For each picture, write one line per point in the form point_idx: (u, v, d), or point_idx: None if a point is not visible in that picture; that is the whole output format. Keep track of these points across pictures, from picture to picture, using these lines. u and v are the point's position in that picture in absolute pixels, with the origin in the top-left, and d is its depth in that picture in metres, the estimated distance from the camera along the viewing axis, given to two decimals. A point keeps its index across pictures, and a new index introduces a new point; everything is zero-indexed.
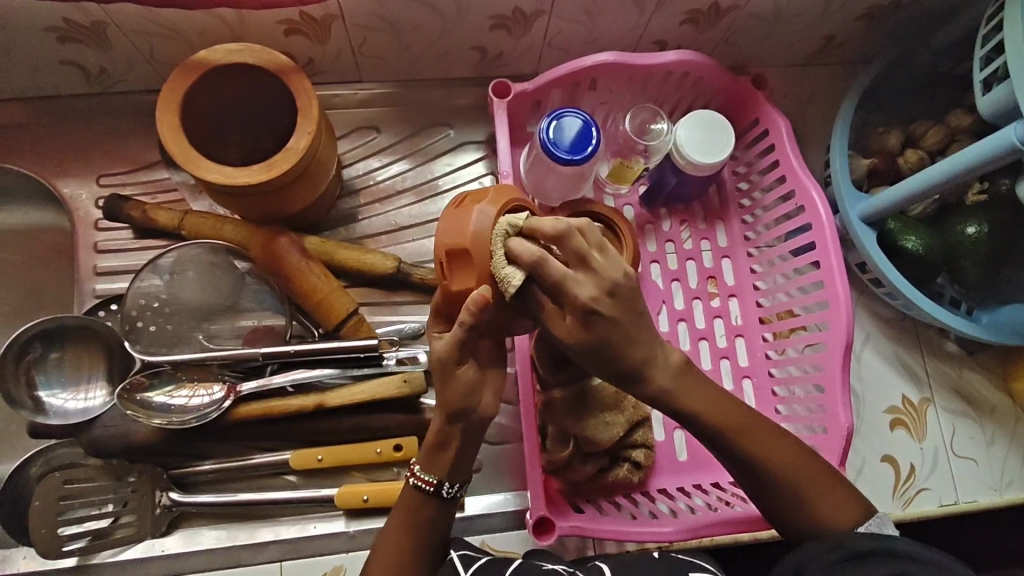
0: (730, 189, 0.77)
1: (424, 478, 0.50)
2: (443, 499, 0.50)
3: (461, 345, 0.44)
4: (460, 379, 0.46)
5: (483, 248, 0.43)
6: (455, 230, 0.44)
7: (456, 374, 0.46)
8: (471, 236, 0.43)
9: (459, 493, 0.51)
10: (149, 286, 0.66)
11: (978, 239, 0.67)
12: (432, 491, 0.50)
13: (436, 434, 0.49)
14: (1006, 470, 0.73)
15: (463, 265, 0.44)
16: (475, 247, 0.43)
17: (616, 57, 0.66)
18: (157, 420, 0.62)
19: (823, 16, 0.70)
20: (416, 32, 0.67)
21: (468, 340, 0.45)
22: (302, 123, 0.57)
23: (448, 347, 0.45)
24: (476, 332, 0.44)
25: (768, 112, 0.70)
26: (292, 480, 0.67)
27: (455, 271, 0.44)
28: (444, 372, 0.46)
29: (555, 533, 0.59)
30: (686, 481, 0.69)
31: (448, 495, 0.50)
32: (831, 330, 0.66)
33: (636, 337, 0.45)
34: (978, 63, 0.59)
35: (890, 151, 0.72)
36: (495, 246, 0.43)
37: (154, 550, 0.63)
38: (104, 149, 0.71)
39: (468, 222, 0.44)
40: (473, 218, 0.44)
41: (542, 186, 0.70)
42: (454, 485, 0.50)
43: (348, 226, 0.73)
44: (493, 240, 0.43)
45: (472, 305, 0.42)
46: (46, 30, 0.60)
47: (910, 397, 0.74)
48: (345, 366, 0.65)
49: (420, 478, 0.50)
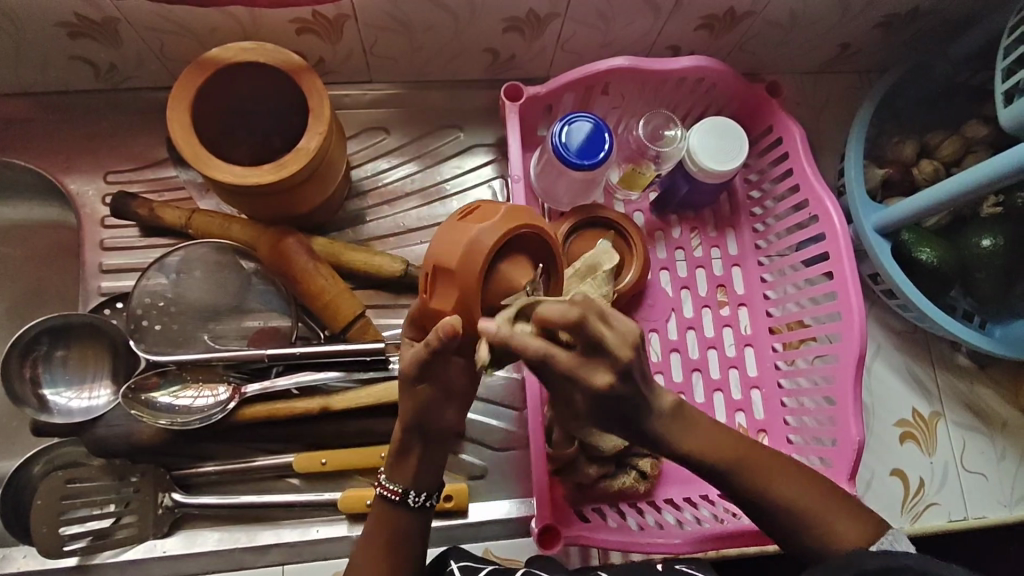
0: (742, 196, 0.76)
1: (389, 487, 0.50)
2: (411, 507, 0.50)
3: (423, 362, 0.43)
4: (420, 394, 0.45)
5: (470, 268, 0.42)
6: (449, 242, 0.43)
7: (419, 390, 0.45)
8: (456, 258, 0.42)
9: (427, 501, 0.50)
10: (155, 285, 0.65)
11: (993, 252, 0.66)
12: (398, 501, 0.49)
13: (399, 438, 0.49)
14: (1017, 486, 0.72)
15: (447, 283, 0.43)
16: (461, 270, 0.42)
17: (630, 61, 0.66)
18: (162, 421, 0.62)
19: (840, 23, 0.69)
20: (429, 33, 0.66)
21: (434, 359, 0.43)
22: (313, 124, 0.56)
23: (410, 361, 0.44)
24: (443, 355, 0.43)
25: (782, 120, 0.70)
26: (295, 483, 0.66)
27: (439, 287, 0.44)
28: (410, 383, 0.45)
29: (560, 542, 0.58)
30: (694, 491, 0.68)
31: (415, 503, 0.50)
32: (843, 340, 0.65)
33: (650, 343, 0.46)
34: (1000, 74, 0.59)
35: (905, 161, 0.71)
36: (481, 271, 0.42)
37: (155, 551, 0.62)
38: (112, 146, 0.71)
39: (462, 244, 0.43)
40: (466, 243, 0.42)
41: (553, 190, 0.69)
42: (420, 493, 0.50)
43: (357, 227, 0.72)
44: (479, 267, 0.42)
45: (438, 331, 0.41)
46: (56, 25, 0.60)
47: (920, 410, 0.74)
48: (350, 370, 0.65)
49: (386, 488, 0.50)
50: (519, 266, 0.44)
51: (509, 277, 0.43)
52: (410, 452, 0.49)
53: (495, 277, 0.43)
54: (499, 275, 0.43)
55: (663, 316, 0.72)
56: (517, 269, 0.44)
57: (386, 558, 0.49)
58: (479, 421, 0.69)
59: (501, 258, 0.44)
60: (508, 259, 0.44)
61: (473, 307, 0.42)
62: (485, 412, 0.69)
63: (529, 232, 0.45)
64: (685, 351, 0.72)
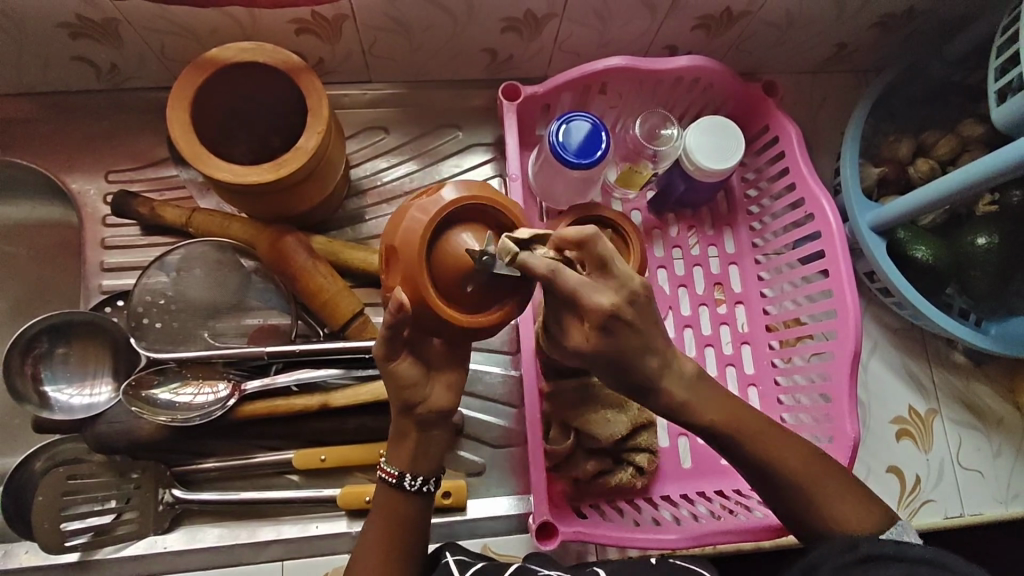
0: (738, 195, 0.77)
1: (387, 469, 0.50)
2: (409, 491, 0.50)
3: (389, 341, 0.46)
4: (401, 374, 0.47)
5: (410, 246, 0.44)
6: (397, 226, 0.46)
7: (397, 369, 0.47)
8: (398, 236, 0.45)
9: (425, 487, 0.51)
10: (155, 283, 0.66)
11: (988, 250, 0.66)
12: (395, 484, 0.50)
13: (396, 424, 0.50)
14: (1013, 482, 0.72)
15: (397, 263, 0.46)
16: (403, 247, 0.45)
17: (626, 61, 0.66)
18: (162, 417, 0.62)
19: (836, 22, 0.69)
20: (427, 33, 0.67)
21: (396, 336, 0.46)
22: (312, 123, 0.57)
23: (379, 340, 0.46)
24: (404, 331, 0.45)
25: (778, 119, 0.70)
26: (295, 479, 0.66)
27: (393, 268, 0.46)
28: (387, 364, 0.47)
29: (557, 538, 0.59)
30: (689, 488, 0.69)
31: (413, 488, 0.50)
32: (839, 338, 0.66)
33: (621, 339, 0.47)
34: (993, 74, 0.59)
35: (901, 160, 0.71)
36: (422, 246, 0.44)
37: (156, 547, 0.63)
38: (112, 145, 0.71)
39: (405, 221, 0.45)
40: (408, 220, 0.45)
41: (550, 189, 0.70)
42: (416, 478, 0.50)
43: (355, 226, 0.72)
44: (416, 241, 0.44)
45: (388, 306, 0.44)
46: (58, 26, 0.61)
47: (916, 408, 0.74)
48: (351, 367, 0.66)
49: (384, 471, 0.51)
50: (467, 233, 0.45)
51: (454, 248, 0.44)
52: (405, 433, 0.50)
53: (437, 250, 0.45)
54: (446, 248, 0.44)
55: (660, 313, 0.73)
56: (466, 238, 0.45)
57: (390, 555, 0.49)
58: (477, 418, 0.69)
59: (449, 231, 0.45)
60: (453, 230, 0.45)
61: (422, 281, 0.44)
62: (483, 409, 0.70)
63: (479, 205, 0.46)
64: (682, 349, 0.72)
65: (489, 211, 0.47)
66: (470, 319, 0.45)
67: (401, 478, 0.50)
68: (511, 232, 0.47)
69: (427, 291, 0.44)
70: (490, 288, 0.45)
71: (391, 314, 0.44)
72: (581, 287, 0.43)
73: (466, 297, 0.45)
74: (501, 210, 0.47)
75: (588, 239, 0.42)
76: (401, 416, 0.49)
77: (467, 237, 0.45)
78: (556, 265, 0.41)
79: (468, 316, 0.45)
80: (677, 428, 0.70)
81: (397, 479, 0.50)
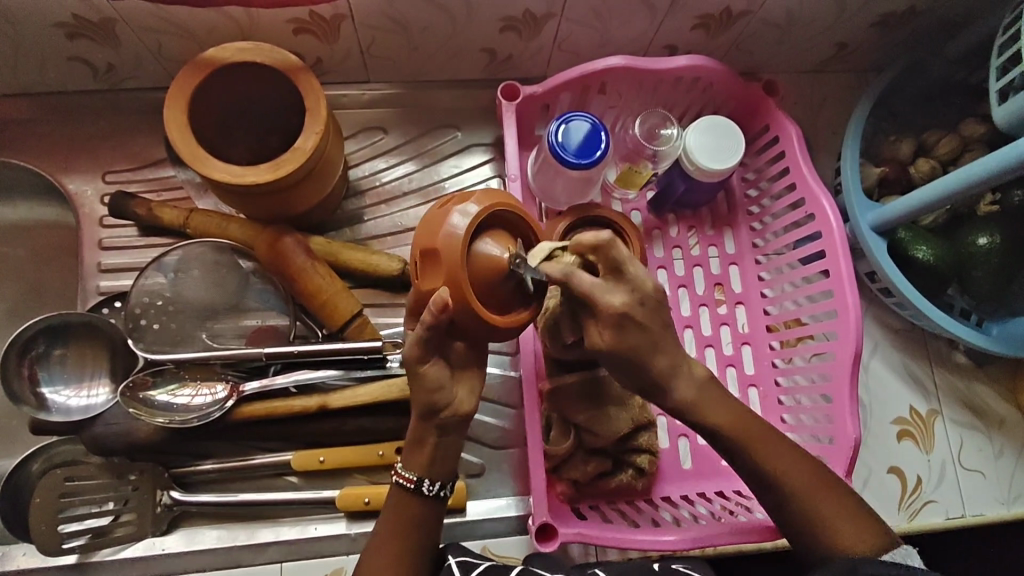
0: (739, 195, 0.77)
1: (405, 474, 0.50)
2: (426, 496, 0.51)
3: (424, 344, 0.47)
4: (427, 377, 0.47)
5: (451, 253, 0.45)
6: (431, 233, 0.47)
7: (423, 372, 0.47)
8: (439, 241, 0.46)
9: (441, 492, 0.51)
10: (153, 284, 0.66)
11: (990, 250, 0.66)
12: (413, 489, 0.50)
13: (414, 431, 0.50)
14: (1014, 483, 0.72)
15: (433, 268, 0.47)
16: (444, 254, 0.45)
17: (625, 61, 0.66)
18: (159, 419, 0.62)
19: (837, 22, 0.69)
20: (425, 33, 0.67)
21: (431, 339, 0.47)
22: (311, 122, 0.57)
23: (412, 343, 0.47)
24: (440, 333, 0.46)
25: (778, 118, 0.70)
26: (293, 481, 0.66)
27: (429, 272, 0.47)
28: (414, 367, 0.47)
29: (557, 540, 0.59)
30: (691, 489, 0.69)
31: (430, 493, 0.51)
32: (839, 338, 0.65)
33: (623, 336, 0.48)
34: (994, 73, 0.59)
35: (901, 160, 0.71)
36: (463, 254, 0.45)
37: (154, 549, 0.62)
38: (110, 146, 0.71)
39: (444, 228, 0.46)
40: (448, 227, 0.46)
41: (550, 190, 0.70)
42: (434, 483, 0.51)
43: (355, 227, 0.72)
44: (461, 249, 0.45)
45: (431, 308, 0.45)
46: (55, 26, 0.60)
47: (918, 408, 0.74)
48: (348, 368, 0.65)
49: (400, 476, 0.51)
50: (499, 240, 0.47)
51: (490, 255, 0.46)
52: (424, 438, 0.50)
53: (478, 256, 0.46)
54: (483, 255, 0.46)
55: None
56: (498, 245, 0.46)
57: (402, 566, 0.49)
58: (477, 420, 0.69)
59: (482, 238, 0.46)
60: (490, 238, 0.46)
61: (466, 288, 0.45)
62: (482, 410, 0.69)
63: (503, 210, 0.48)
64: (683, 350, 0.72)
65: (511, 217, 0.49)
66: (505, 321, 0.47)
67: (417, 484, 0.50)
68: (528, 236, 0.50)
69: (469, 297, 0.45)
70: (524, 289, 0.48)
71: (433, 318, 0.45)
72: (594, 290, 0.46)
73: (501, 300, 0.47)
74: (520, 215, 0.49)
75: (601, 246, 0.46)
76: (421, 422, 0.49)
77: (500, 244, 0.46)
78: (568, 269, 0.45)
79: (504, 318, 0.47)
80: (677, 429, 0.70)
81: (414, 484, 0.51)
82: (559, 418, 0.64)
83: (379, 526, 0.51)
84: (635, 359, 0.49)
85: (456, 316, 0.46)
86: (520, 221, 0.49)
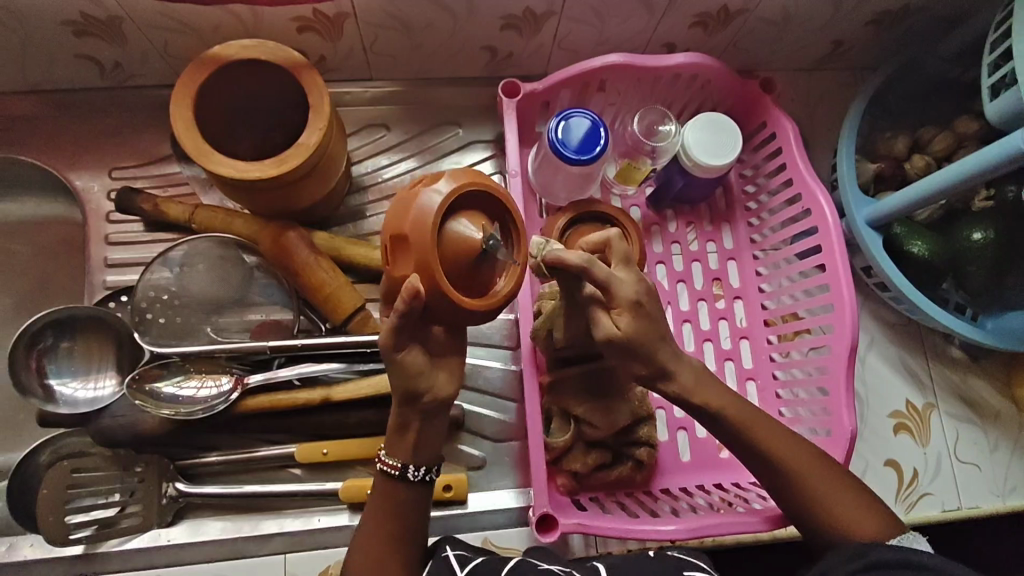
0: (737, 191, 0.77)
1: (389, 461, 0.51)
2: (411, 481, 0.52)
3: (398, 331, 0.46)
4: (407, 364, 0.48)
5: (420, 234, 0.45)
6: (400, 213, 0.47)
7: (402, 360, 0.47)
8: (408, 223, 0.46)
9: (427, 476, 0.52)
10: (159, 278, 0.67)
11: (984, 244, 0.67)
12: (397, 475, 0.51)
13: (397, 417, 0.51)
14: (1009, 476, 0.73)
15: (403, 250, 0.47)
16: (413, 234, 0.46)
17: (624, 58, 0.67)
18: (165, 411, 0.63)
19: (833, 20, 0.70)
20: (427, 31, 0.68)
21: (406, 325, 0.46)
22: (314, 119, 0.58)
23: (387, 330, 0.47)
24: (414, 320, 0.46)
25: (775, 115, 0.71)
26: (297, 473, 0.67)
27: (400, 254, 0.47)
28: (391, 355, 0.48)
29: (558, 530, 0.59)
30: (690, 481, 0.70)
31: (415, 478, 0.52)
32: (835, 332, 0.66)
33: (616, 326, 0.49)
34: (986, 69, 0.60)
35: (897, 156, 0.72)
36: (432, 234, 0.45)
37: (160, 540, 0.63)
38: (116, 142, 0.72)
39: (413, 208, 0.46)
40: (416, 207, 0.46)
41: (550, 186, 0.71)
42: (419, 468, 0.52)
43: (358, 222, 0.73)
44: (429, 229, 0.45)
45: (403, 296, 0.44)
46: (63, 24, 0.61)
47: (914, 402, 0.74)
48: (352, 362, 0.66)
49: (385, 463, 0.52)
50: (471, 220, 0.47)
51: (461, 235, 0.46)
52: (408, 424, 0.51)
53: (447, 235, 0.46)
54: (453, 235, 0.46)
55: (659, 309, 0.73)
56: (469, 225, 0.46)
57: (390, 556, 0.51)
58: (478, 413, 0.70)
59: (451, 219, 0.46)
60: (460, 218, 0.47)
61: (436, 270, 0.45)
62: (483, 403, 0.70)
63: (478, 191, 0.48)
64: (681, 344, 0.73)
65: (485, 198, 0.49)
66: (478, 304, 0.47)
67: (403, 469, 0.51)
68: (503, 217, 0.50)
69: (440, 278, 0.45)
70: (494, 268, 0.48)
71: (406, 304, 0.45)
72: (612, 280, 0.48)
73: (474, 282, 0.47)
74: (495, 196, 0.49)
75: (610, 240, 0.51)
76: (402, 408, 0.50)
77: (472, 223, 0.47)
78: (590, 255, 0.48)
79: (476, 301, 0.47)
80: (676, 422, 0.71)
81: (399, 470, 0.52)
82: (560, 411, 0.65)
83: (369, 512, 0.52)
84: (635, 349, 0.50)
85: (428, 299, 0.46)
86: (494, 202, 0.49)
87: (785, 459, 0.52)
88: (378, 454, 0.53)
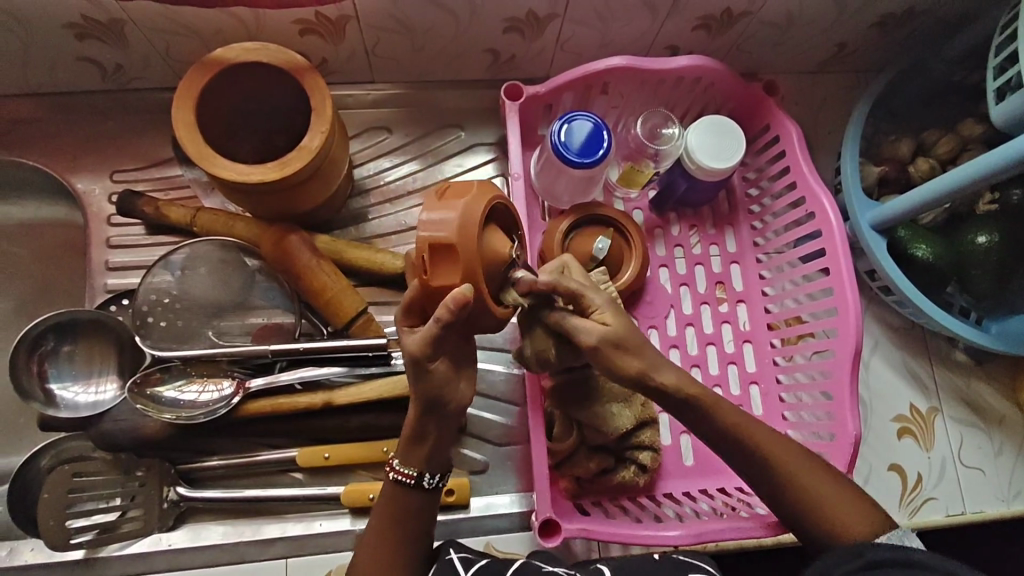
0: (740, 195, 0.77)
1: (404, 470, 0.51)
2: (426, 489, 0.52)
3: (434, 341, 0.45)
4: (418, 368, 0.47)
5: (468, 246, 0.44)
6: (439, 222, 0.44)
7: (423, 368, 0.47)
8: (453, 234, 0.44)
9: (441, 484, 0.53)
10: (160, 282, 0.66)
11: (988, 248, 0.67)
12: (413, 484, 0.51)
13: (414, 426, 0.50)
14: (1014, 481, 0.73)
15: (445, 260, 0.45)
16: (461, 246, 0.44)
17: (627, 61, 0.66)
18: (167, 415, 0.63)
19: (836, 22, 0.70)
20: (430, 34, 0.67)
21: (443, 335, 0.45)
22: (316, 122, 0.57)
23: (422, 340, 0.45)
24: (451, 329, 0.45)
25: (779, 118, 0.70)
26: (298, 477, 0.67)
27: (439, 264, 0.45)
28: (420, 365, 0.46)
29: (560, 535, 0.59)
30: (693, 485, 0.69)
31: (430, 485, 0.52)
32: (840, 336, 0.66)
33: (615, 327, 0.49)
34: (992, 72, 0.60)
35: (901, 159, 0.72)
36: (479, 247, 0.44)
37: (160, 544, 0.63)
38: (118, 145, 0.72)
39: (459, 218, 0.44)
40: (461, 218, 0.44)
41: (553, 189, 0.70)
42: (434, 476, 0.52)
43: (359, 225, 0.73)
44: (478, 242, 0.44)
45: (454, 306, 0.43)
46: (64, 27, 0.61)
47: (918, 406, 0.74)
48: (353, 365, 0.66)
49: (399, 472, 0.52)
50: (497, 231, 0.48)
51: (495, 248, 0.47)
52: (424, 435, 0.50)
53: (486, 247, 0.46)
54: (490, 247, 0.46)
55: (661, 313, 0.73)
56: (498, 237, 0.47)
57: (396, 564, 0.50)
58: (479, 417, 0.70)
59: (485, 230, 0.46)
60: (490, 229, 0.47)
61: (480, 282, 0.45)
62: (485, 407, 0.70)
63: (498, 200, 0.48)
64: (684, 348, 0.73)
65: (500, 205, 0.49)
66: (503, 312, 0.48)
67: (417, 477, 0.51)
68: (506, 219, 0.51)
69: (483, 290, 0.45)
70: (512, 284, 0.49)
71: (453, 315, 0.43)
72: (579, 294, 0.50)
73: (495, 290, 0.48)
74: (507, 203, 0.50)
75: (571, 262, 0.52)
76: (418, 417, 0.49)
77: (498, 235, 0.47)
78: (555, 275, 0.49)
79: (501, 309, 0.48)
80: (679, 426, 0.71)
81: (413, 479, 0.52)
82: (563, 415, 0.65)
83: (374, 519, 0.52)
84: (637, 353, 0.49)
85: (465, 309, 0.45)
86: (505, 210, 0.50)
87: (789, 464, 0.52)
88: (391, 462, 0.53)
